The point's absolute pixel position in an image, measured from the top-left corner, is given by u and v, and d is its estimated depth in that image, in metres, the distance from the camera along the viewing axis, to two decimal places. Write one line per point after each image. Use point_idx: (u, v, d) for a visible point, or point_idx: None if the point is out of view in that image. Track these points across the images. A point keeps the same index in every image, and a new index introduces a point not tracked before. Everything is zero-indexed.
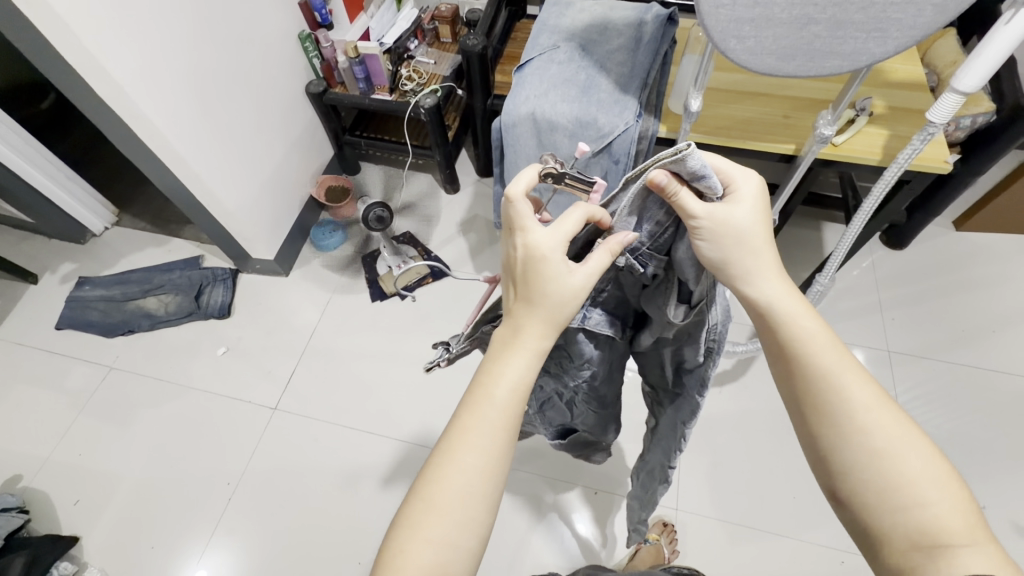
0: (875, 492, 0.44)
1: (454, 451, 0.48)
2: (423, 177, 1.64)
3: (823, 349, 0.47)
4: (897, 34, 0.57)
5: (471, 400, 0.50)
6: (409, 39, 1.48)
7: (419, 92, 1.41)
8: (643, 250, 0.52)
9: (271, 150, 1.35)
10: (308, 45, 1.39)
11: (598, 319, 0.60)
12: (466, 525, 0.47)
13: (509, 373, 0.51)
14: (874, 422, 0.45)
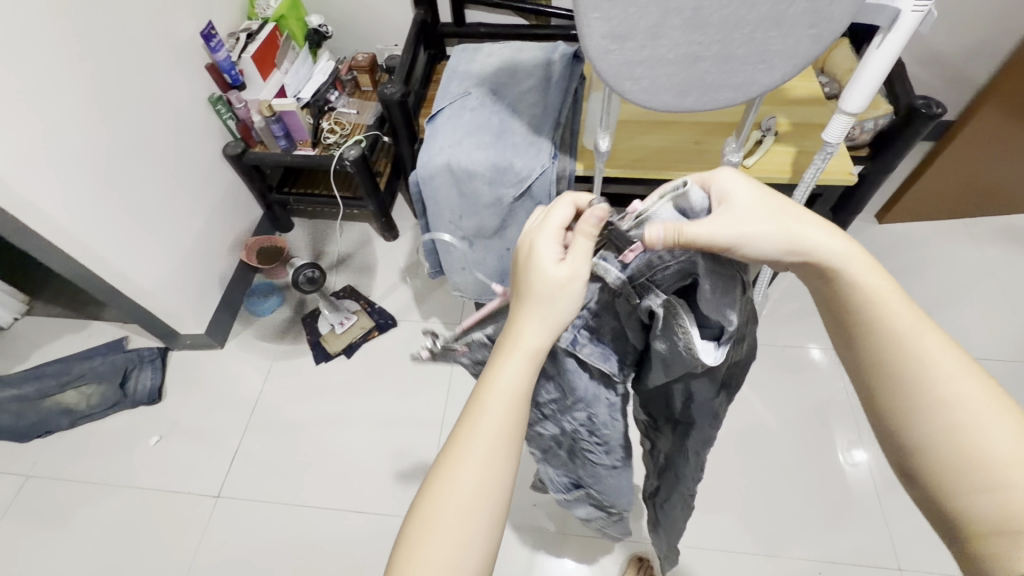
0: (952, 461, 0.43)
1: (449, 468, 0.46)
2: (360, 226, 1.59)
3: (901, 311, 0.44)
4: (782, 64, 0.58)
5: (466, 414, 0.48)
6: (328, 90, 1.46)
7: (343, 144, 1.38)
8: (642, 275, 0.47)
9: (189, 219, 1.27)
10: (219, 107, 1.34)
11: (591, 350, 0.54)
12: (465, 550, 0.43)
13: (505, 382, 0.48)
14: (954, 387, 0.43)
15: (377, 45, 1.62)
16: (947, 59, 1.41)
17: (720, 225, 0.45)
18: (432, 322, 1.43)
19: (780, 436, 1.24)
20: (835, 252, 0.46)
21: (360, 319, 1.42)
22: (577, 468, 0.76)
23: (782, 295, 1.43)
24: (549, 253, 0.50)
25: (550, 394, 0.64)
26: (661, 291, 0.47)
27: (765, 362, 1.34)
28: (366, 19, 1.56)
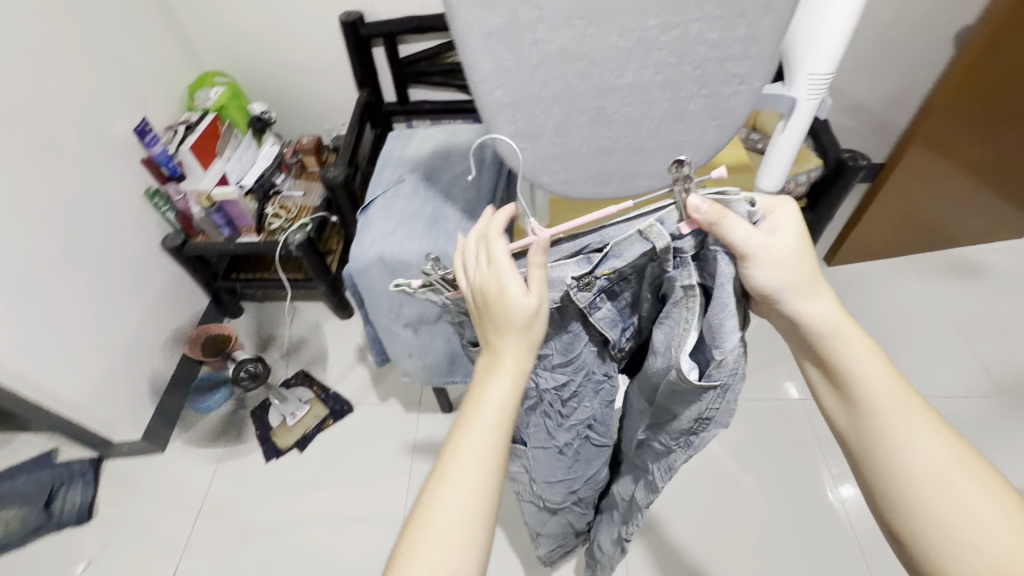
0: (919, 520, 0.45)
1: (448, 474, 0.47)
2: (312, 307, 1.54)
3: (869, 368, 0.48)
4: (695, 152, 0.57)
5: (462, 422, 0.49)
6: (273, 174, 1.45)
7: (288, 229, 1.35)
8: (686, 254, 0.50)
9: (118, 319, 1.21)
10: (157, 201, 1.31)
11: (604, 313, 0.58)
12: (460, 549, 0.44)
13: (492, 399, 0.50)
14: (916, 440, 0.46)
15: (324, 125, 1.63)
16: (867, 109, 1.49)
17: (754, 240, 0.47)
18: (390, 405, 1.36)
19: (755, 497, 1.19)
20: (826, 318, 0.49)
21: (312, 409, 1.35)
22: (540, 461, 0.75)
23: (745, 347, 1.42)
24: (512, 274, 0.50)
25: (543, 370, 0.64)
26: (696, 271, 0.51)
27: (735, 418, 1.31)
28: (310, 102, 1.58)
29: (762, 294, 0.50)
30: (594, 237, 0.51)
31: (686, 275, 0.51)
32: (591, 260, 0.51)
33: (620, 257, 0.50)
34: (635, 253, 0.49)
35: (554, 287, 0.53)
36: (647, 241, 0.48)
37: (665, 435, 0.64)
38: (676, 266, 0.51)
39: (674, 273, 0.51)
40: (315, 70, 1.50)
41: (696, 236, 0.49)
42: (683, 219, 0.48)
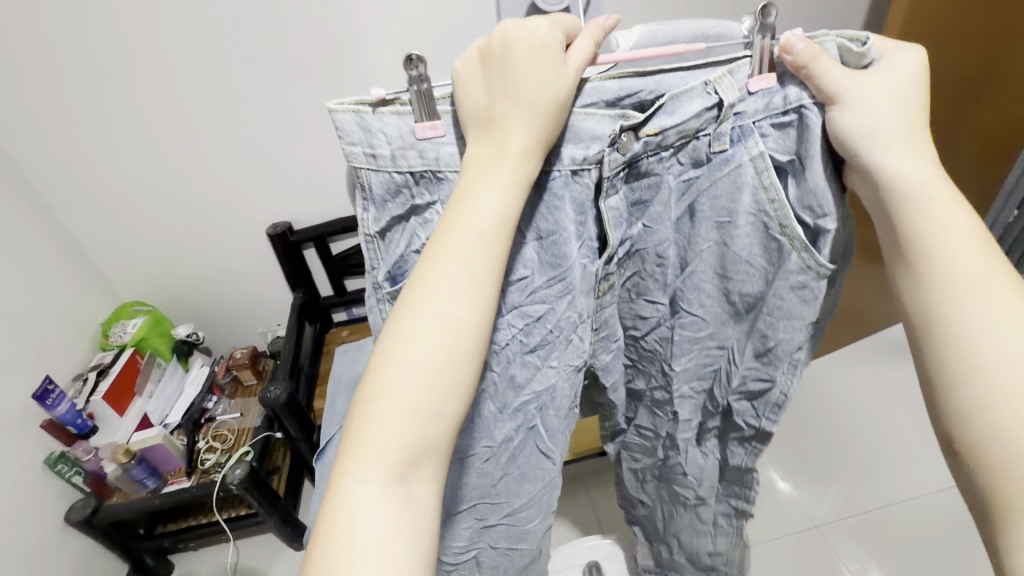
0: (964, 412, 0.39)
1: (408, 306, 0.38)
2: (261, 544, 1.30)
3: (968, 256, 0.41)
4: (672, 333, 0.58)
5: (438, 241, 0.40)
6: (204, 399, 1.30)
7: (225, 462, 1.19)
8: (746, 121, 0.47)
9: None
10: (60, 467, 1.11)
11: (614, 208, 0.49)
12: (449, 399, 0.38)
13: (479, 205, 0.39)
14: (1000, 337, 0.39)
15: (257, 327, 1.53)
16: None
17: (850, 83, 0.43)
18: None
19: None
20: (916, 177, 0.42)
21: None
22: (527, 463, 0.59)
23: None
24: (545, 24, 0.41)
25: (530, 304, 0.49)
26: (759, 141, 0.47)
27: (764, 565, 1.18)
28: (241, 308, 1.49)
29: (845, 151, 0.45)
30: (644, 83, 0.46)
31: (756, 146, 0.47)
32: (625, 118, 0.45)
33: (673, 114, 0.46)
34: (691, 111, 0.46)
35: (583, 142, 0.45)
36: (712, 95, 0.45)
37: (771, 366, 0.58)
38: (735, 141, 0.47)
39: (731, 151, 0.47)
40: (243, 279, 1.44)
41: (767, 95, 0.46)
42: (756, 74, 0.46)
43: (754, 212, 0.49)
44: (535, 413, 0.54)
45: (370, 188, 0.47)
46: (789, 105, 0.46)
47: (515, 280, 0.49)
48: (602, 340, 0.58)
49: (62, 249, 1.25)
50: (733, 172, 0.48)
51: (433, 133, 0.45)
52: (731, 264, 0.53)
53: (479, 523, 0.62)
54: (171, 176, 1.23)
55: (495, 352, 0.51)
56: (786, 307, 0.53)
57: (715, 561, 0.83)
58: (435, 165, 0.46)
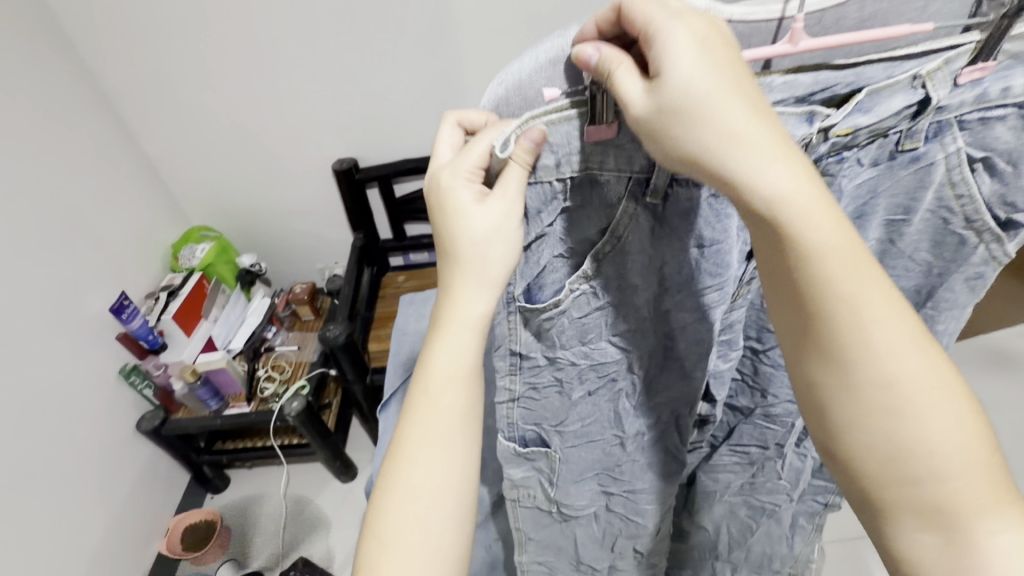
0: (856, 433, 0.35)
1: (422, 403, 0.43)
2: (309, 471, 1.35)
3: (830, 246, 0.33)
4: None
5: (437, 331, 0.43)
6: (264, 328, 1.32)
7: (282, 394, 1.22)
8: (966, 119, 0.35)
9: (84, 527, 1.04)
10: (134, 379, 1.16)
11: None
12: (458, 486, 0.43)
13: (466, 314, 0.41)
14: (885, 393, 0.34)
15: (316, 263, 1.54)
16: None
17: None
18: None
19: None
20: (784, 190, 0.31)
21: None
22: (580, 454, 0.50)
23: None
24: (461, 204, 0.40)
25: (676, 309, 0.42)
26: (959, 137, 0.36)
27: None
28: (302, 244, 1.49)
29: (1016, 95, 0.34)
30: (843, 76, 0.33)
31: (955, 140, 0.36)
32: (818, 117, 0.34)
33: (872, 111, 0.34)
34: (892, 109, 0.34)
35: None
36: (919, 90, 0.34)
37: None
38: (929, 138, 0.37)
39: (923, 148, 0.37)
40: (306, 216, 1.43)
41: (982, 87, 0.34)
42: (975, 61, 0.33)
43: (933, 209, 0.41)
44: (672, 413, 0.49)
45: (526, 202, 0.37)
46: (1009, 100, 0.34)
47: (597, 279, 0.39)
48: (721, 347, 0.45)
49: (139, 169, 1.27)
50: (919, 172, 0.39)
51: (610, 133, 0.33)
52: (889, 259, 0.46)
53: (600, 490, 0.54)
54: (242, 102, 1.20)
55: (597, 367, 0.44)
56: (954, 297, 0.46)
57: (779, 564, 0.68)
58: (596, 169, 0.35)
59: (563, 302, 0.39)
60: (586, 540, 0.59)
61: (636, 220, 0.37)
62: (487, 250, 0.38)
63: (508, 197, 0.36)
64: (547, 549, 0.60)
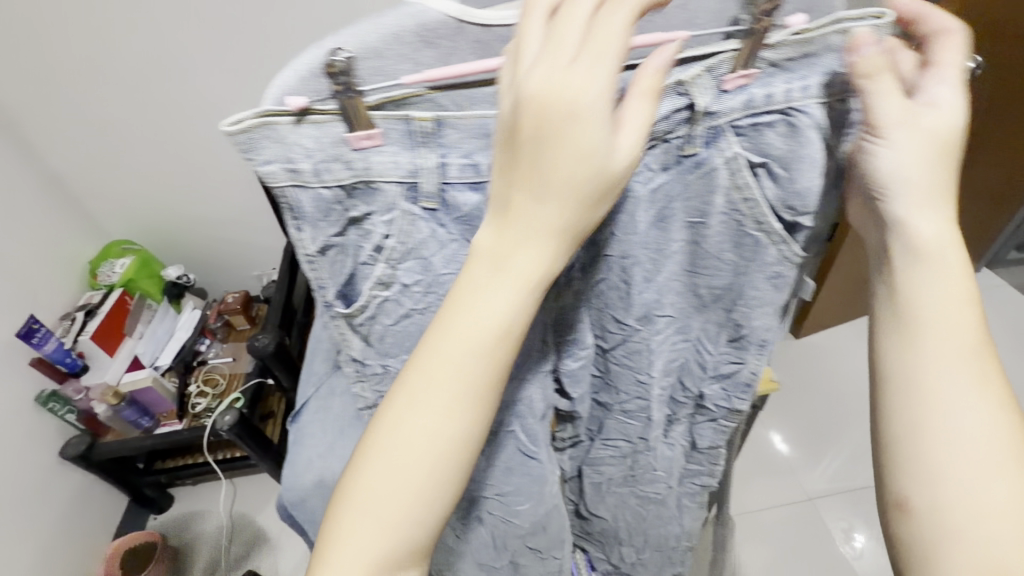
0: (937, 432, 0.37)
1: (434, 397, 0.32)
2: (255, 484, 1.32)
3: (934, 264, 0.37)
4: (660, 347, 0.46)
5: (461, 305, 0.32)
6: (196, 341, 1.29)
7: (215, 408, 1.18)
8: (742, 125, 0.35)
9: (8, 563, 1.00)
10: (52, 405, 1.10)
11: None
12: (433, 486, 0.33)
13: (493, 288, 0.32)
14: (967, 436, 0.36)
15: (250, 270, 1.48)
16: None
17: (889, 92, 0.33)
18: None
19: None
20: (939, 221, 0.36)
21: None
22: None
23: None
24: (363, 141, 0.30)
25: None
26: (736, 143, 0.35)
27: None
28: (234, 250, 1.43)
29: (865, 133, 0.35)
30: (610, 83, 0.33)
31: (732, 146, 0.35)
32: None
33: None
34: (661, 113, 0.34)
35: None
36: (684, 96, 0.34)
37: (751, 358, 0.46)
38: (709, 144, 0.36)
39: (704, 154, 0.36)
40: (235, 222, 1.37)
41: (745, 95, 0.34)
42: (735, 70, 0.34)
43: (727, 213, 0.38)
44: (509, 410, 0.48)
45: (301, 207, 0.31)
46: (773, 106, 0.34)
47: (400, 285, 0.35)
48: (568, 345, 0.46)
49: (45, 184, 1.18)
50: (706, 179, 0.37)
51: (374, 143, 0.30)
52: (701, 263, 0.41)
53: (471, 497, 0.55)
54: (150, 108, 1.14)
55: None
56: (760, 298, 0.42)
57: (677, 540, 0.70)
58: (368, 176, 0.31)
59: (372, 308, 0.36)
60: (479, 548, 0.60)
61: (417, 226, 0.33)
62: (535, 205, 0.30)
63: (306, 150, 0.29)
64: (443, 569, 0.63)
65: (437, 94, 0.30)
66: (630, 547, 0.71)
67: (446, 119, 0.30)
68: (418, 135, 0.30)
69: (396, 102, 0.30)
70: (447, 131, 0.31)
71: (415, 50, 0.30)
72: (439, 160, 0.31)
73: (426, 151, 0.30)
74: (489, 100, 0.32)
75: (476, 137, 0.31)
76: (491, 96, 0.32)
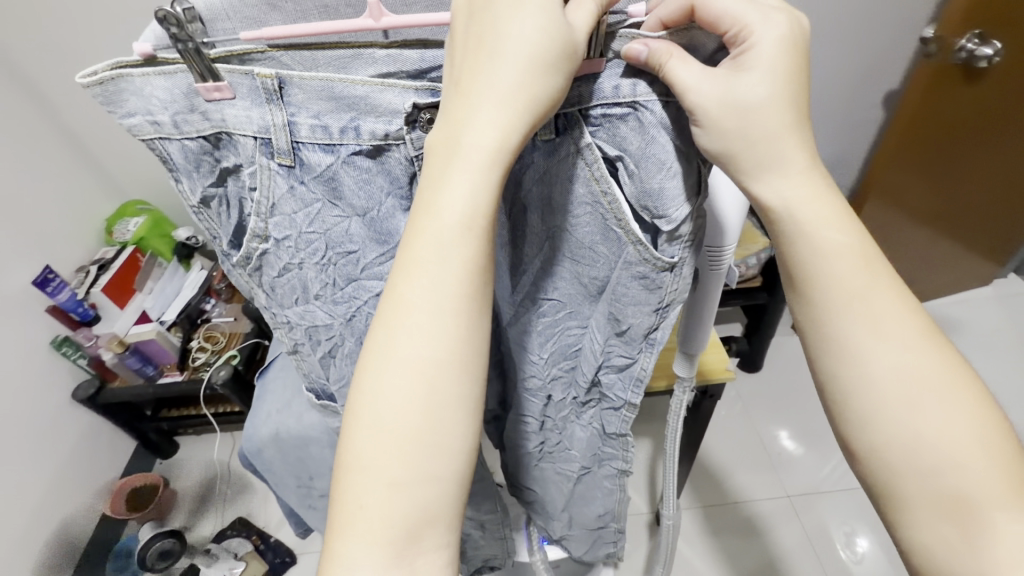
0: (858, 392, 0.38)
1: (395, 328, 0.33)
2: None
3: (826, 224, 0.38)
4: (538, 326, 0.51)
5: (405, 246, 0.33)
6: (201, 300, 1.34)
7: (213, 364, 1.25)
8: (595, 118, 0.37)
9: (21, 491, 1.09)
10: (66, 350, 1.19)
11: None
12: (429, 455, 0.32)
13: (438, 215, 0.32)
14: (889, 374, 0.37)
15: None
16: None
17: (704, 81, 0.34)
18: None
19: None
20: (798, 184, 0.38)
21: (249, 566, 1.19)
22: None
23: (716, 441, 1.32)
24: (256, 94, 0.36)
25: (365, 278, 0.45)
26: (591, 130, 0.38)
27: (717, 530, 1.18)
28: None
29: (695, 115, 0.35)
30: None
31: (585, 137, 0.38)
32: (437, 92, 0.36)
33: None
34: None
35: (381, 116, 0.37)
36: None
37: (627, 346, 0.49)
38: (562, 130, 0.38)
39: (558, 140, 0.39)
40: None
41: (591, 82, 0.36)
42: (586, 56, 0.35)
43: (592, 204, 0.41)
44: None
45: (173, 159, 0.39)
46: (622, 99, 0.36)
47: (273, 240, 0.41)
48: None
49: (65, 143, 1.25)
50: (562, 162, 0.40)
51: (222, 95, 0.36)
52: (575, 250, 0.45)
53: None
54: None
55: (315, 329, 0.47)
56: (632, 297, 0.45)
57: (603, 519, 0.73)
58: (225, 127, 0.37)
59: (255, 259, 0.42)
60: None
61: (275, 179, 0.39)
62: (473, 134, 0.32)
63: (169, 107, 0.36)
64: None
65: (279, 52, 0.35)
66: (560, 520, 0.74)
67: (286, 77, 0.35)
68: (263, 90, 0.35)
69: (241, 57, 0.35)
70: (291, 89, 0.36)
71: (261, 12, 0.34)
72: (287, 119, 0.36)
73: (274, 108, 0.36)
74: (333, 63, 0.36)
75: (322, 98, 0.36)
76: (339, 63, 0.36)
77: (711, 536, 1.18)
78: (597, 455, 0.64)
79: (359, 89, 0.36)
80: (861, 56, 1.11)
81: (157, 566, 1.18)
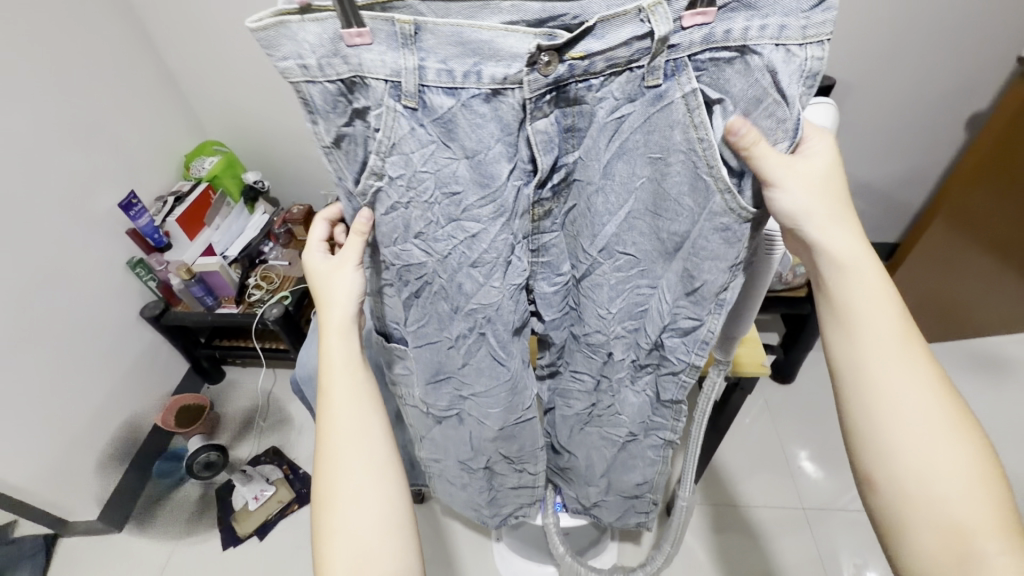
0: (886, 440, 0.46)
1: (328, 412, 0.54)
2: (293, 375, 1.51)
3: (874, 287, 0.46)
4: (613, 275, 0.54)
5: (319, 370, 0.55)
6: (261, 243, 1.43)
7: (266, 301, 1.33)
8: (700, 61, 0.40)
9: (87, 392, 1.20)
10: (138, 271, 1.30)
11: (544, 133, 0.44)
12: (375, 485, 0.53)
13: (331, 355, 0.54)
14: (913, 418, 0.45)
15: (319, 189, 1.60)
16: None
17: None
18: None
19: None
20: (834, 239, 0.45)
21: (278, 491, 1.28)
22: (422, 361, 0.61)
23: (736, 445, 1.33)
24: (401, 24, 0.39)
25: (466, 218, 0.48)
26: (694, 79, 0.41)
27: (726, 532, 1.19)
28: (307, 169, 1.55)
29: None
30: (569, 6, 0.40)
31: (691, 81, 0.41)
32: (553, 38, 0.39)
33: (603, 39, 0.40)
34: (622, 38, 0.39)
35: (501, 60, 0.40)
36: (645, 24, 0.38)
37: (694, 306, 0.52)
38: (670, 77, 0.41)
39: (665, 86, 0.41)
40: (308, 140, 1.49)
41: (707, 30, 0.39)
42: (694, 7, 0.38)
43: (685, 151, 0.43)
44: (483, 320, 0.55)
45: (312, 100, 0.43)
46: (731, 42, 0.39)
47: (388, 178, 0.45)
48: (544, 266, 0.56)
49: (158, 79, 1.33)
50: (665, 110, 0.43)
51: (362, 41, 0.39)
52: (662, 204, 0.48)
53: (455, 395, 0.65)
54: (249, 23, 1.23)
55: (409, 268, 0.52)
56: (711, 251, 0.47)
57: (640, 489, 0.78)
58: (361, 71, 0.41)
59: (369, 195, 0.47)
60: (457, 444, 0.72)
61: (398, 122, 0.42)
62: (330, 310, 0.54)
63: (316, 51, 0.40)
64: (440, 455, 0.75)
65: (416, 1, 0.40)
66: (596, 488, 0.80)
67: (421, 23, 0.38)
68: (400, 36, 0.39)
69: (383, 5, 0.39)
70: (424, 35, 0.39)
71: None
72: (418, 63, 0.40)
73: (407, 53, 0.39)
74: (462, 11, 0.40)
75: (450, 44, 0.39)
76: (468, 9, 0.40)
77: (722, 534, 1.19)
78: (646, 424, 0.69)
79: (484, 34, 0.39)
80: (952, 71, 1.05)
81: (201, 474, 1.32)
